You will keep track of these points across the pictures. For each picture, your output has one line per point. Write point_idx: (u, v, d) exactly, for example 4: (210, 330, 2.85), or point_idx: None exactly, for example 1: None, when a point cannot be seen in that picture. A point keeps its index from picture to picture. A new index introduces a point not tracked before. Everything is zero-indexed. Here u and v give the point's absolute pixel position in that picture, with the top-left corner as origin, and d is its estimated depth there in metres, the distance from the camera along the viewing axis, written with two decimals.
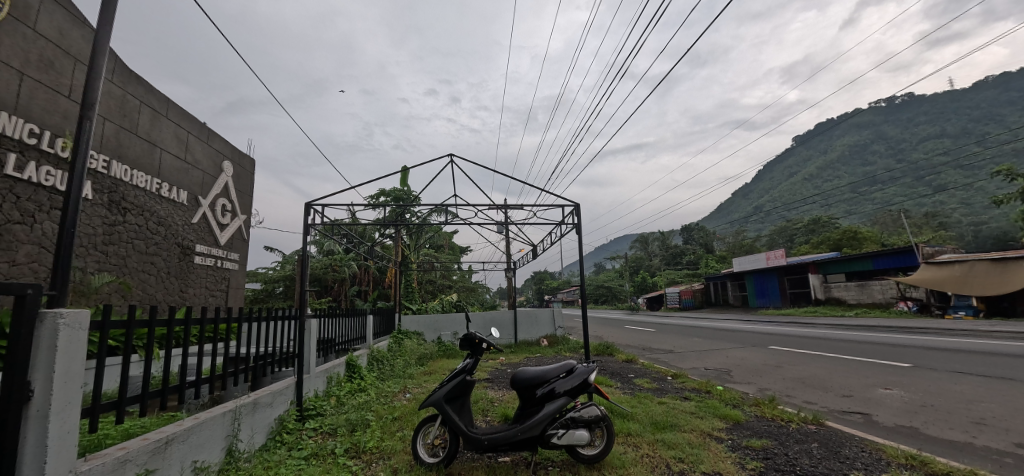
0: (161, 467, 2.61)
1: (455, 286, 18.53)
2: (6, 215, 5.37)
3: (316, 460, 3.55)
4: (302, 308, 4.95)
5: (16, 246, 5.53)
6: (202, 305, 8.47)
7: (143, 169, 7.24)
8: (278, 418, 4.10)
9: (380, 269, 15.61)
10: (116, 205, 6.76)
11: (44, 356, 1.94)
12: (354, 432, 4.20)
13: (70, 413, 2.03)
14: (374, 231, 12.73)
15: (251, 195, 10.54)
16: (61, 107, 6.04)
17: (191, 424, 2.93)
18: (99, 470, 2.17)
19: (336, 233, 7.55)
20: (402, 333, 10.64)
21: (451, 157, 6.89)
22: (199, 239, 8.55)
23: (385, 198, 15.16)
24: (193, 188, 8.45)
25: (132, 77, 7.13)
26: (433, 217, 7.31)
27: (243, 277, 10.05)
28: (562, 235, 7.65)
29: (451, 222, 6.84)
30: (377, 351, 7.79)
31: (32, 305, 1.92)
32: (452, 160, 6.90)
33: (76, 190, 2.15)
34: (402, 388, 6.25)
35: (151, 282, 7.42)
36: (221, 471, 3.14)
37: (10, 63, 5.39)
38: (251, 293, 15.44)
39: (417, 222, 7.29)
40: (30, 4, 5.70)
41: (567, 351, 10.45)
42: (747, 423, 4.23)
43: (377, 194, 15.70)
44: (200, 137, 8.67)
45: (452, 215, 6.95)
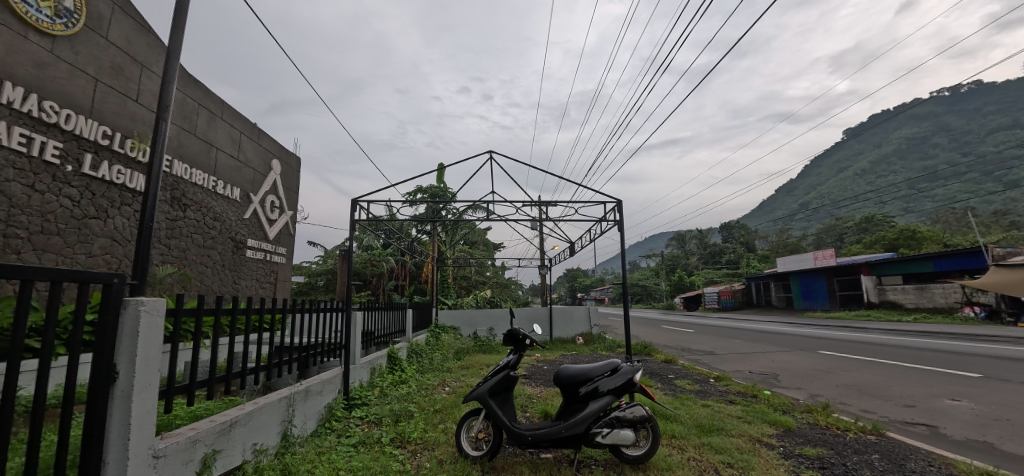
0: (226, 449, 2.79)
1: (488, 282, 18.67)
2: (83, 211, 5.85)
3: (365, 447, 3.67)
4: (348, 301, 5.12)
5: (92, 239, 6.00)
6: (253, 296, 8.94)
7: (201, 168, 7.70)
8: (327, 406, 4.28)
9: (417, 264, 15.98)
10: (178, 201, 7.22)
11: (127, 340, 2.10)
12: (398, 423, 4.32)
13: (150, 393, 2.19)
14: (411, 228, 13.05)
15: (297, 192, 10.99)
16: (130, 111, 6.51)
17: (252, 408, 3.10)
18: (174, 448, 2.34)
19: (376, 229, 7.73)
20: (439, 327, 10.88)
21: (491, 153, 6.74)
22: (250, 234, 9.03)
23: (422, 195, 15.52)
24: (246, 186, 8.93)
25: (191, 81, 7.57)
26: (468, 213, 7.33)
27: (290, 270, 10.52)
28: (599, 235, 7.48)
29: (487, 218, 6.82)
30: (416, 344, 7.99)
31: (117, 293, 2.09)
32: (492, 156, 6.73)
33: (152, 190, 2.34)
34: (441, 381, 6.37)
35: (208, 273, 7.86)
36: (278, 454, 3.33)
37: (85, 71, 5.84)
38: (296, 285, 16.18)
39: (453, 220, 7.17)
40: (102, 16, 6.15)
41: (603, 349, 10.33)
42: (800, 430, 4.04)
43: (414, 191, 16.08)
44: (251, 137, 9.11)
45: (489, 212, 6.93)
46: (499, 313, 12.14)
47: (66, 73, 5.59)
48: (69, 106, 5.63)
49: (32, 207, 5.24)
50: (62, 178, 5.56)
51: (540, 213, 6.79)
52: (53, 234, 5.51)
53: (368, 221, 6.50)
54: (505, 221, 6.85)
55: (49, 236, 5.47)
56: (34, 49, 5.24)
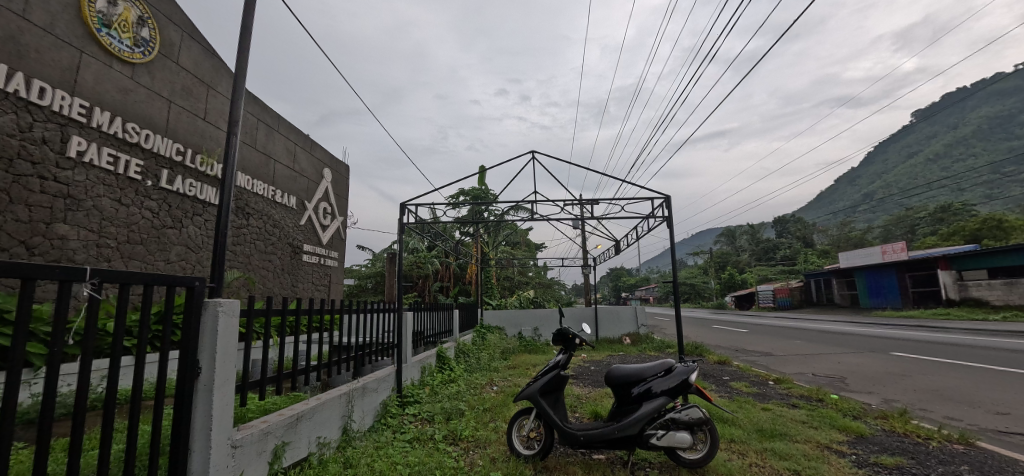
0: (293, 441, 2.97)
1: (531, 283, 18.71)
2: (162, 221, 6.42)
3: (419, 443, 3.79)
4: (399, 301, 5.29)
5: (170, 247, 6.58)
6: (310, 298, 9.48)
7: (261, 178, 8.24)
8: (381, 403, 4.45)
9: (461, 265, 16.30)
10: (242, 210, 7.78)
11: (208, 338, 2.29)
12: (449, 420, 4.42)
13: (228, 388, 2.37)
14: (454, 230, 13.34)
15: (348, 198, 11.52)
16: (200, 129, 7.09)
17: (315, 403, 3.28)
18: (249, 439, 2.53)
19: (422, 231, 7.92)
20: (484, 327, 11.04)
21: (536, 153, 6.38)
22: (306, 239, 9.57)
23: (464, 198, 15.83)
24: (301, 194, 9.48)
25: (250, 98, 8.13)
26: (510, 214, 7.36)
27: (343, 273, 11.04)
28: (642, 234, 7.26)
29: (529, 219, 6.83)
30: (463, 344, 8.15)
31: (199, 296, 2.27)
32: (536, 157, 6.38)
33: (226, 199, 2.54)
34: (488, 381, 6.46)
35: (269, 277, 8.40)
36: (339, 447, 3.50)
37: (161, 94, 6.42)
38: (347, 287, 16.97)
39: (495, 221, 7.23)
40: (173, 43, 6.73)
41: (651, 350, 10.07)
42: (874, 437, 3.74)
43: (456, 194, 16.46)
44: (305, 147, 9.65)
45: (531, 212, 6.94)
46: (544, 314, 12.12)
47: (145, 97, 6.17)
48: (149, 126, 6.20)
49: (121, 219, 5.82)
50: (144, 192, 6.13)
51: (583, 212, 6.70)
52: (138, 243, 6.10)
53: (415, 224, 6.70)
54: (546, 221, 6.42)
55: (135, 245, 6.05)
56: (119, 76, 5.80)
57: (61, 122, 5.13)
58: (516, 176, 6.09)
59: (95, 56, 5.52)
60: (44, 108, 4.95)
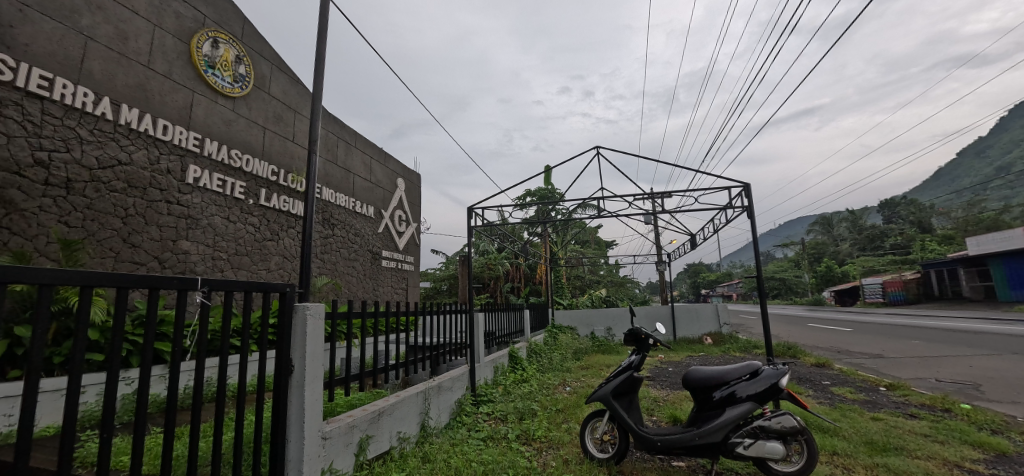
0: (376, 434, 3.17)
1: (601, 281, 18.30)
2: (262, 234, 7.25)
3: (493, 442, 3.86)
4: (470, 302, 5.42)
5: (270, 257, 7.39)
6: (390, 301, 10.13)
7: (343, 191, 8.97)
8: (457, 401, 4.60)
9: (530, 266, 16.42)
10: (328, 222, 8.51)
11: (298, 338, 2.51)
12: (522, 420, 4.45)
13: (316, 384, 2.59)
14: (524, 231, 13.50)
15: (420, 205, 12.15)
16: (289, 150, 7.89)
17: (395, 400, 3.47)
18: (337, 432, 2.74)
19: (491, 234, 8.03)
20: (556, 328, 11.00)
21: (599, 148, 6.23)
22: (384, 246, 10.24)
23: (531, 198, 15.96)
24: (378, 204, 10.16)
25: (331, 119, 8.89)
26: (578, 212, 7.26)
27: (418, 277, 11.66)
28: (721, 226, 6.78)
29: (598, 216, 6.69)
30: (535, 344, 8.18)
31: (290, 301, 2.51)
32: (599, 152, 6.22)
33: (309, 211, 2.77)
34: (561, 381, 6.43)
35: (354, 282, 9.10)
36: (418, 442, 3.68)
37: (257, 122, 7.25)
38: (424, 290, 17.88)
39: (563, 220, 7.17)
40: (265, 76, 7.57)
41: (736, 351, 9.34)
42: (1022, 457, 3.11)
43: (524, 195, 16.68)
44: (380, 160, 10.33)
45: (599, 209, 6.79)
46: (617, 313, 11.78)
47: (245, 126, 7.00)
48: (249, 151, 7.03)
49: (230, 235, 6.64)
50: (247, 210, 6.95)
51: (654, 205, 6.40)
52: (245, 255, 6.93)
53: (484, 227, 6.85)
54: (614, 217, 6.27)
55: (243, 256, 6.88)
56: (223, 110, 6.66)
57: (181, 153, 5.98)
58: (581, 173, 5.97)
59: (204, 94, 6.37)
60: (168, 142, 5.81)
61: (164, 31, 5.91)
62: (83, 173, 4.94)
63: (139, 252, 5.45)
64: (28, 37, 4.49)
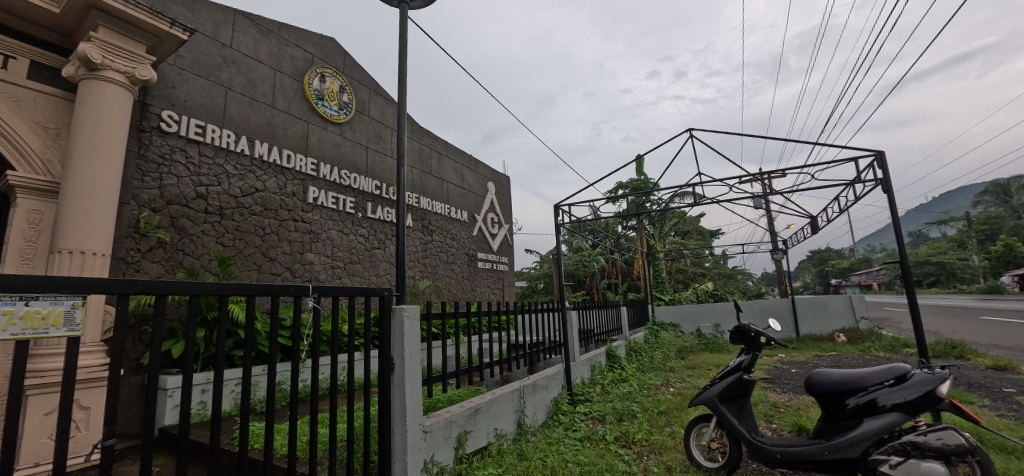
0: (473, 430, 3.30)
1: (707, 274, 16.90)
2: (371, 243, 8.04)
3: (591, 443, 3.77)
4: (563, 300, 5.31)
5: (378, 263, 8.18)
6: (487, 301, 10.54)
7: (438, 199, 9.56)
8: (553, 400, 4.59)
9: (627, 261, 15.87)
10: (427, 228, 9.13)
11: (397, 337, 2.71)
12: (622, 422, 4.29)
13: (415, 381, 2.76)
14: (618, 226, 13.10)
15: (511, 206, 12.45)
16: (388, 165, 8.64)
17: (490, 397, 3.57)
18: (437, 426, 2.90)
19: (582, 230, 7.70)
20: (657, 325, 10.44)
21: (692, 130, 5.35)
22: (479, 248, 10.70)
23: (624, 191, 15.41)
24: (471, 208, 10.65)
25: (423, 132, 9.52)
26: (676, 201, 6.78)
27: (514, 277, 11.96)
28: (851, 204, 5.80)
29: (699, 203, 6.15)
30: (634, 342, 7.85)
31: (388, 304, 2.70)
32: (693, 134, 5.37)
33: (402, 219, 2.98)
34: (664, 382, 6.07)
35: (454, 284, 9.64)
36: (515, 439, 3.75)
37: (360, 143, 8.07)
38: (521, 289, 18.32)
39: (659, 211, 6.75)
40: (364, 100, 8.39)
41: (880, 350, 7.91)
42: None
43: (615, 188, 16.20)
44: (470, 166, 10.82)
45: (699, 196, 6.25)
46: (724, 308, 10.89)
47: (350, 148, 7.83)
48: (355, 170, 7.86)
49: (344, 246, 7.49)
50: (356, 222, 7.77)
51: (764, 187, 5.71)
52: (359, 263, 7.75)
53: (575, 223, 6.73)
54: (716, 203, 5.74)
55: (357, 264, 7.71)
56: (332, 136, 7.54)
57: (302, 178, 6.90)
58: (673, 159, 5.52)
59: (316, 124, 7.28)
60: (291, 169, 6.74)
61: (283, 74, 6.88)
62: (232, 202, 5.90)
63: (274, 264, 6.37)
64: (186, 94, 5.51)
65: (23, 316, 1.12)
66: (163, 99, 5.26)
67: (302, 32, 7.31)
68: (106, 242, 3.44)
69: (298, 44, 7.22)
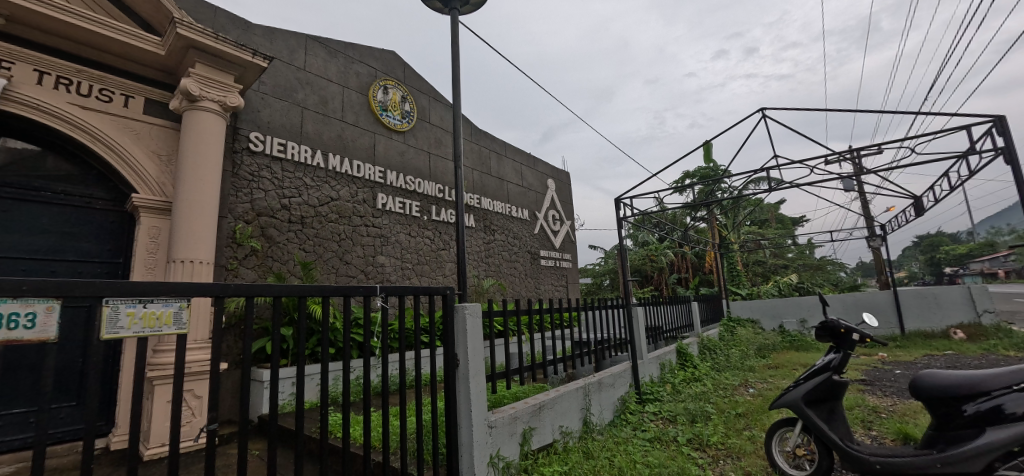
0: (538, 426, 3.31)
1: (790, 266, 15.48)
2: (436, 245, 8.39)
3: (661, 444, 3.62)
4: (628, 296, 5.12)
5: (444, 264, 8.51)
6: (552, 298, 10.53)
7: (499, 199, 9.72)
8: (621, 398, 4.47)
9: (698, 254, 15.07)
10: (489, 228, 9.33)
11: (461, 335, 2.80)
12: (695, 423, 4.08)
13: (479, 377, 2.84)
14: (687, 217, 12.45)
15: (572, 203, 12.33)
16: (449, 168, 8.94)
17: (554, 394, 3.56)
18: (502, 421, 2.95)
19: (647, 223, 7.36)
20: (733, 321, 9.78)
21: (766, 109, 5.28)
22: (541, 245, 10.73)
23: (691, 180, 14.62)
24: (531, 206, 10.71)
25: (482, 134, 9.72)
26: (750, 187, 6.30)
27: (577, 273, 11.84)
28: (968, 179, 5.00)
29: (776, 188, 5.67)
30: (708, 339, 7.41)
31: (451, 302, 2.80)
32: (767, 114, 5.28)
33: (461, 219, 3.07)
34: (743, 382, 5.66)
35: (518, 282, 9.75)
36: (581, 437, 3.71)
37: (422, 149, 8.45)
38: (586, 285, 18.09)
39: (732, 199, 6.31)
40: (423, 108, 8.76)
41: (1014, 349, 6.72)
42: None
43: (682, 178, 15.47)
44: (528, 164, 10.87)
45: (777, 180, 5.76)
46: (811, 303, 9.88)
47: (413, 154, 8.21)
48: (419, 175, 8.23)
49: (412, 248, 7.88)
50: (422, 225, 8.16)
51: (854, 166, 5.13)
52: (426, 264, 8.12)
53: (639, 216, 6.51)
54: (796, 187, 5.26)
55: (424, 265, 8.09)
56: (397, 144, 7.97)
57: (371, 186, 7.37)
58: (746, 140, 5.42)
59: (381, 134, 7.73)
60: (361, 178, 7.23)
61: (350, 89, 7.39)
62: (312, 211, 6.45)
63: (350, 267, 6.87)
64: (269, 116, 6.11)
65: (142, 316, 1.34)
66: (251, 122, 5.88)
67: (366, 48, 7.80)
68: (207, 251, 3.89)
69: (362, 61, 7.71)
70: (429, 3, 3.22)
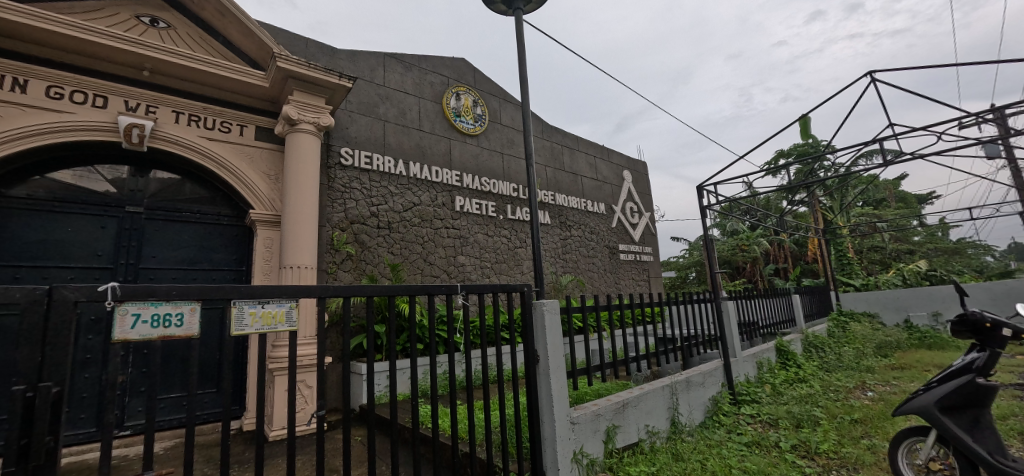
0: (622, 425, 3.23)
1: (918, 251, 13.27)
2: (513, 243, 8.55)
3: (760, 449, 3.33)
4: (716, 290, 4.75)
5: (521, 261, 8.64)
6: (633, 293, 10.18)
7: (573, 194, 9.63)
8: (712, 399, 4.18)
9: (798, 242, 13.55)
10: (565, 224, 9.28)
11: (540, 331, 2.82)
12: (800, 429, 3.68)
13: (559, 373, 2.83)
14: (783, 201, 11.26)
15: (650, 194, 11.81)
16: (520, 167, 9.04)
17: (638, 392, 3.43)
18: (584, 418, 2.92)
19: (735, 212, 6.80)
20: (845, 315, 8.67)
21: (872, 72, 4.42)
22: (619, 239, 10.43)
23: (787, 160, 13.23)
24: (607, 200, 10.44)
25: (553, 129, 9.68)
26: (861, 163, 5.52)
27: (660, 267, 11.31)
28: None
29: (894, 161, 4.90)
30: (814, 336, 6.63)
31: (528, 299, 2.83)
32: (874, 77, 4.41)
33: (535, 216, 3.08)
34: (860, 384, 4.98)
35: (597, 277, 9.57)
36: (669, 438, 3.54)
37: (496, 150, 8.67)
38: (669, 279, 17.23)
39: (838, 177, 5.59)
40: (493, 110, 8.97)
41: None
42: None
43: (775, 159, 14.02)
44: (601, 157, 10.62)
45: (895, 152, 4.97)
46: (947, 294, 8.35)
47: (486, 156, 8.45)
48: (492, 175, 8.45)
49: (490, 247, 8.11)
50: (498, 224, 8.36)
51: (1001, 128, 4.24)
52: (503, 262, 8.30)
53: (726, 203, 6.03)
54: (919, 158, 4.50)
55: (502, 263, 8.28)
56: (472, 147, 8.27)
57: (449, 189, 7.72)
58: (849, 113, 4.62)
59: (456, 139, 8.07)
60: (439, 182, 7.60)
61: (425, 99, 7.80)
62: (397, 216, 6.93)
63: (434, 267, 7.26)
64: (356, 132, 6.68)
65: (261, 314, 1.54)
66: (341, 139, 6.48)
67: (438, 59, 8.18)
68: (310, 257, 4.36)
69: (435, 70, 8.10)
70: (493, 7, 3.28)
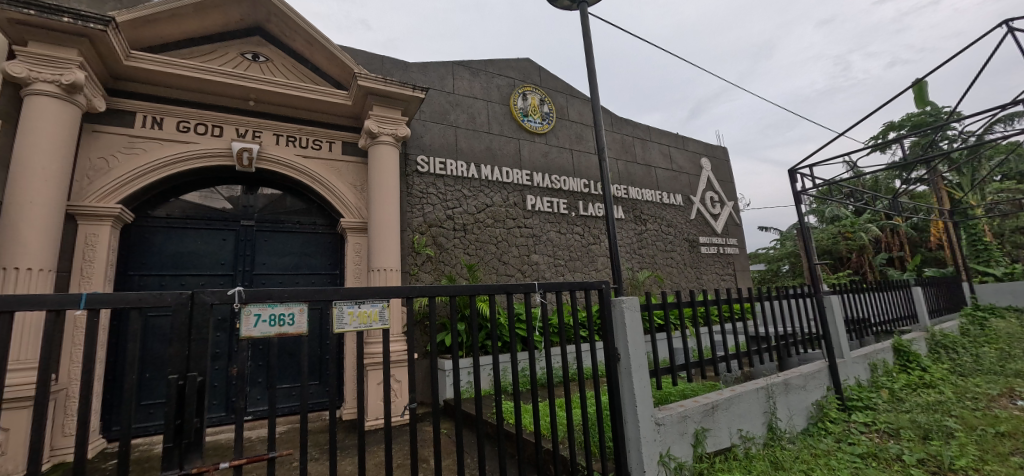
0: (713, 428, 3.04)
1: None
2: (586, 240, 8.44)
3: (877, 462, 2.96)
4: (816, 281, 4.25)
5: (595, 258, 8.49)
6: (717, 289, 9.55)
7: (647, 186, 9.25)
8: (817, 403, 3.78)
9: (916, 226, 11.77)
10: (639, 218, 8.96)
11: (619, 329, 2.76)
12: (928, 441, 3.21)
13: (642, 372, 2.75)
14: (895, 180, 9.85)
15: (732, 181, 10.99)
16: (588, 162, 8.88)
17: (729, 394, 3.21)
18: (671, 419, 2.80)
19: (836, 196, 6.08)
20: (983, 310, 7.38)
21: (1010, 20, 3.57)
22: (699, 231, 9.84)
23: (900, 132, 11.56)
24: (683, 190, 9.89)
25: (622, 121, 9.38)
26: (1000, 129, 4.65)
27: (746, 259, 10.48)
28: None
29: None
30: (943, 334, 5.72)
31: (607, 296, 2.78)
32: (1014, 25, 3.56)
33: (611, 212, 3.01)
34: (1010, 392, 4.21)
35: (676, 272, 9.12)
36: (767, 444, 3.28)
37: (564, 147, 8.62)
38: (759, 273, 15.94)
39: (970, 147, 4.76)
40: (559, 106, 8.91)
41: None
42: None
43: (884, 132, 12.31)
44: (675, 145, 10.09)
45: None
46: None
47: (553, 153, 8.42)
48: (562, 172, 8.42)
49: (562, 244, 8.08)
50: (570, 222, 8.30)
51: None
52: (576, 259, 8.22)
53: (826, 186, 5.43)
54: None
55: (575, 260, 8.21)
56: (541, 146, 8.30)
57: (520, 189, 7.82)
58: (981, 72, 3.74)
59: (524, 138, 8.15)
60: (509, 183, 7.73)
61: (493, 102, 7.98)
62: (471, 218, 7.16)
63: (508, 267, 7.39)
64: (428, 140, 7.01)
65: (358, 314, 1.68)
66: (416, 148, 6.85)
67: (503, 61, 8.32)
68: (394, 260, 4.65)
69: (501, 73, 8.24)
70: (557, 3, 3.26)
